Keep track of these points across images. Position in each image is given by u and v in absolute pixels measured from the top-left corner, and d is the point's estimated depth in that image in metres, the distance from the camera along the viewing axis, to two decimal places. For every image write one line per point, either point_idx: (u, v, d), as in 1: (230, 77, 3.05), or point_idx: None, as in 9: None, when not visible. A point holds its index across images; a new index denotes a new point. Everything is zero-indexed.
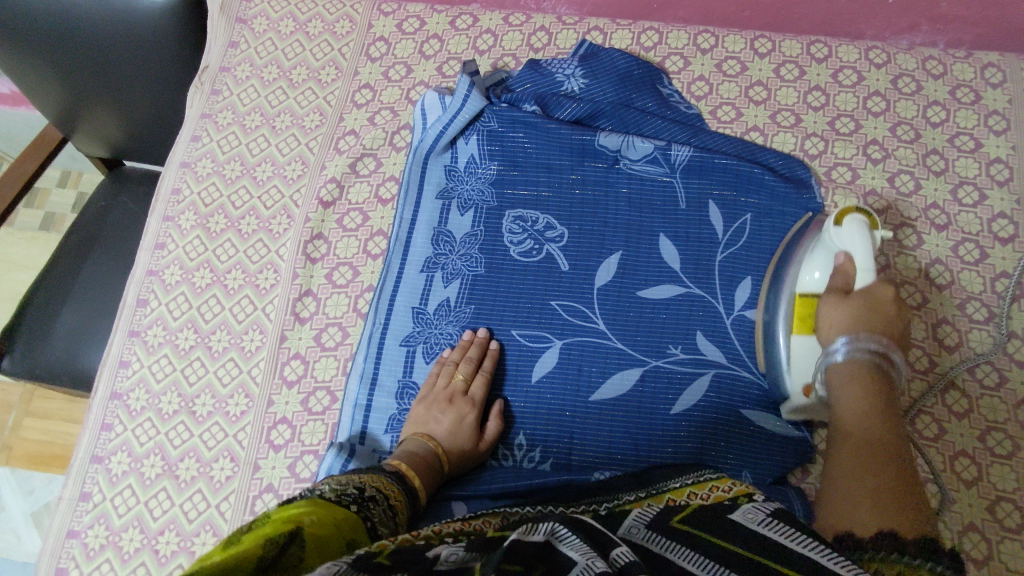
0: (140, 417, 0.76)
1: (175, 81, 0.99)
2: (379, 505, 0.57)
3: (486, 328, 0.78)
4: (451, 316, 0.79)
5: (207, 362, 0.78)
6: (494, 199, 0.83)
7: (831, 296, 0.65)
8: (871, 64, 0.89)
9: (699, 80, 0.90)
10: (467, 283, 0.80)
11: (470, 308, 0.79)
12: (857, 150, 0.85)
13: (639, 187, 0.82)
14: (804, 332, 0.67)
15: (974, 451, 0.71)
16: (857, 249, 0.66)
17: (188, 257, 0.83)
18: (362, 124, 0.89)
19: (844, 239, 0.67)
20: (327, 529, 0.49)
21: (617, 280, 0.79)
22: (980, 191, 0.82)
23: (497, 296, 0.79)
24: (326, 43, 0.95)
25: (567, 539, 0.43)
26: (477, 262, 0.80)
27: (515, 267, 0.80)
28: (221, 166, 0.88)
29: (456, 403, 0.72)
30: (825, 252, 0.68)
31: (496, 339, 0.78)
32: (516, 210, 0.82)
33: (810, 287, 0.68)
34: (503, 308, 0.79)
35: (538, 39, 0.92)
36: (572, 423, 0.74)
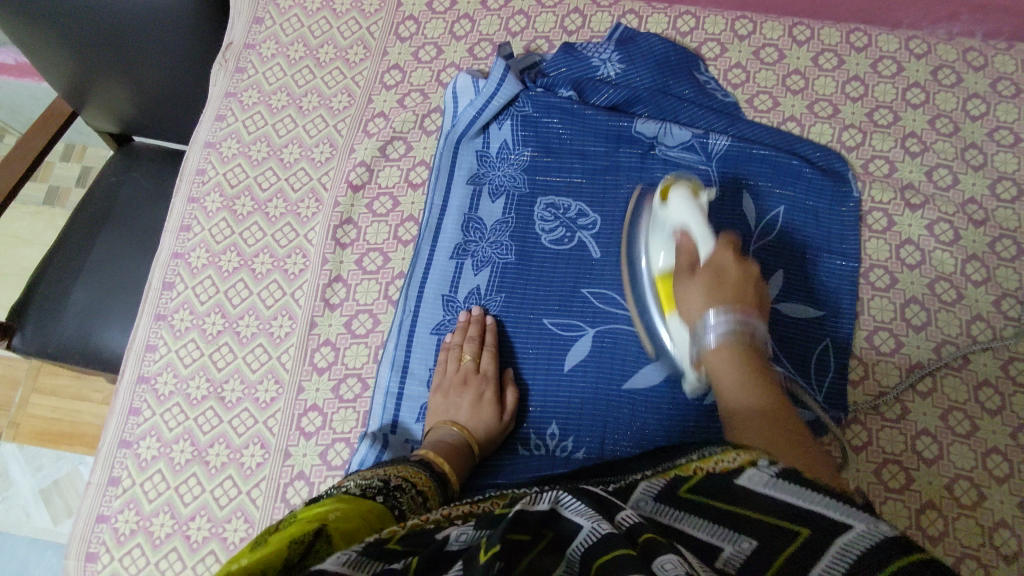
0: (168, 402, 0.75)
1: (195, 54, 0.98)
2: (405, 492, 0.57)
3: (504, 316, 0.77)
4: (483, 302, 0.78)
5: (235, 347, 0.77)
6: (527, 185, 0.81)
7: (683, 278, 0.66)
8: (911, 55, 0.87)
9: (735, 67, 0.88)
10: (498, 271, 0.78)
11: (501, 297, 0.78)
12: (895, 142, 0.84)
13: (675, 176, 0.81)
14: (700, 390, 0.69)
15: (1007, 448, 0.71)
16: (686, 218, 0.68)
17: (214, 240, 0.82)
18: (391, 106, 0.87)
19: (675, 213, 0.68)
20: (353, 523, 0.48)
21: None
22: (1019, 187, 0.81)
23: (529, 284, 0.78)
24: (354, 20, 0.92)
25: (572, 505, 0.44)
26: (508, 249, 0.79)
27: (547, 255, 0.79)
28: (246, 146, 0.86)
29: (470, 384, 0.71)
30: (664, 232, 0.70)
31: (526, 326, 0.77)
32: (549, 197, 0.81)
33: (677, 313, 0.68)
34: (534, 297, 0.78)
35: (572, 21, 0.90)
36: (604, 413, 0.73)
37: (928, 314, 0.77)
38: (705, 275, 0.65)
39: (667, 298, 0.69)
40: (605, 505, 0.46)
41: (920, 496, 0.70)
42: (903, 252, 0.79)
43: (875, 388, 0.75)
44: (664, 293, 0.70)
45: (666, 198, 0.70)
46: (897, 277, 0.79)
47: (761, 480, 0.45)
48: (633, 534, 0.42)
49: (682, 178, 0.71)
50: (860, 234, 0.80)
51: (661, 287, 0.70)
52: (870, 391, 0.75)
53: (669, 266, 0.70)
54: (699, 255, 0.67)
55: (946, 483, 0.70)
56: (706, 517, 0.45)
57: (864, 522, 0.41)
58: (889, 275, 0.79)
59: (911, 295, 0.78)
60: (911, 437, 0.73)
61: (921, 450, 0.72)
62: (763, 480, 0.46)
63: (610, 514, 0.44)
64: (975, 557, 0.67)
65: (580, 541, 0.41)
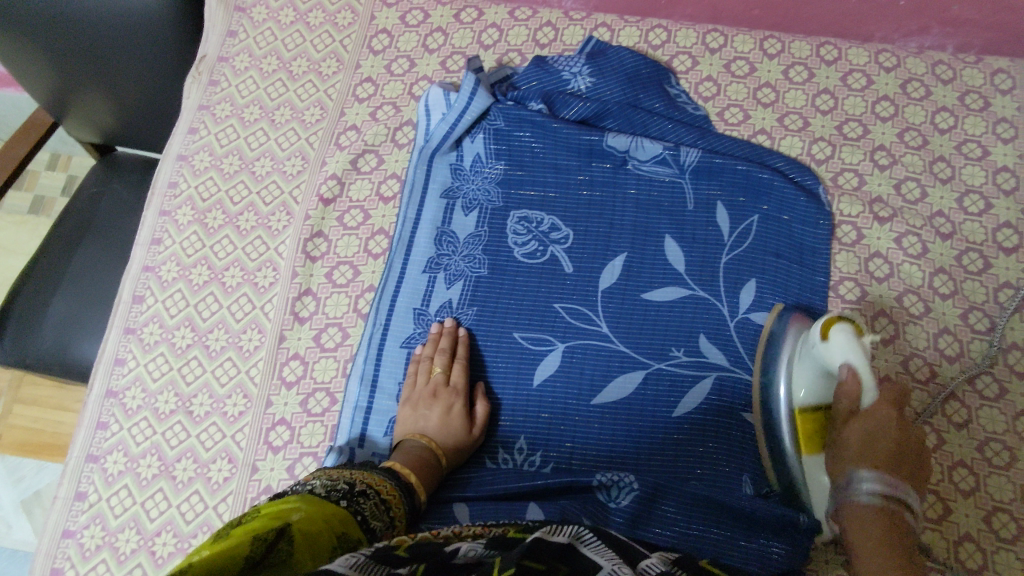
0: (136, 416, 0.75)
1: (170, 69, 1.00)
2: (366, 500, 0.56)
3: (485, 332, 0.77)
4: (453, 312, 0.78)
5: (205, 361, 0.77)
6: (500, 199, 0.81)
7: (844, 419, 0.63)
8: (881, 68, 0.88)
9: (706, 80, 0.89)
10: (471, 285, 0.78)
11: (473, 311, 0.78)
12: (864, 155, 0.84)
13: (647, 190, 0.81)
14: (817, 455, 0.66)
15: (972, 462, 0.72)
16: (847, 358, 0.62)
17: (185, 253, 0.82)
18: (363, 119, 0.87)
19: (833, 351, 0.63)
20: (317, 528, 0.48)
21: (625, 284, 0.78)
22: (986, 200, 0.81)
23: (501, 298, 0.78)
24: (327, 33, 0.92)
25: (592, 542, 0.49)
26: (481, 264, 0.79)
27: (521, 270, 0.79)
28: (218, 159, 0.86)
29: (440, 397, 0.71)
30: (810, 365, 0.66)
31: (495, 340, 0.77)
32: (523, 211, 0.81)
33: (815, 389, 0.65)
34: (506, 310, 0.77)
35: (545, 35, 0.90)
36: (573, 427, 0.73)
37: (896, 327, 0.77)
38: (855, 434, 0.61)
39: (806, 441, 0.66)
40: (622, 546, 0.51)
41: None
42: (872, 266, 0.80)
43: None
44: (804, 434, 0.66)
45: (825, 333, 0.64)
46: (866, 290, 0.79)
47: None
48: None
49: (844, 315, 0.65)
50: (831, 247, 0.80)
51: (801, 421, 0.66)
52: None
53: (813, 401, 0.66)
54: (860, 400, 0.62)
55: None
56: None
57: None
58: (859, 288, 0.79)
59: (880, 308, 0.78)
60: None
61: None
62: None
63: (631, 559, 0.49)
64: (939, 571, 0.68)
65: None
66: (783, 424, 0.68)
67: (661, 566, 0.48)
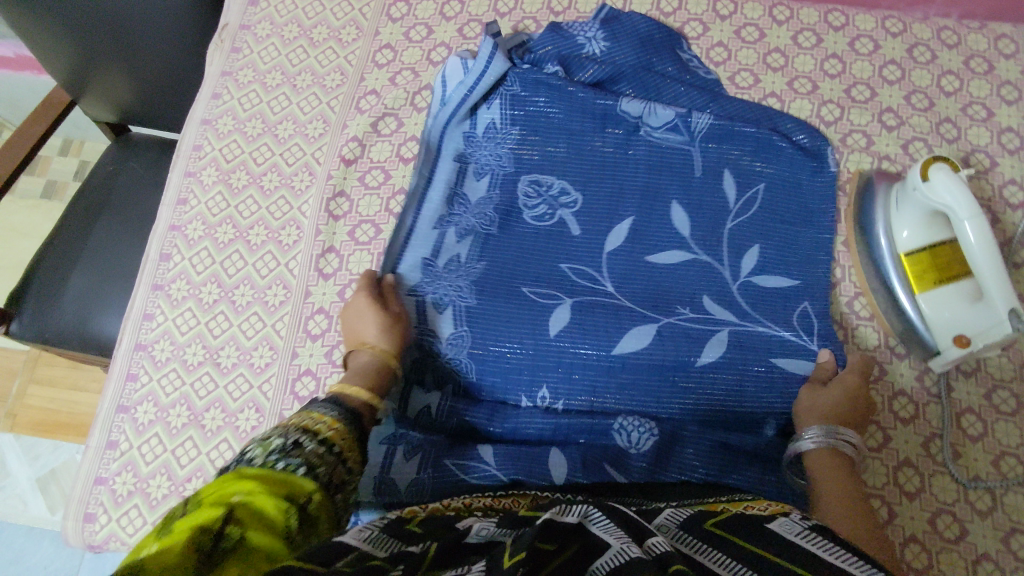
0: (165, 368, 0.77)
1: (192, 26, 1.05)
2: (305, 452, 0.49)
3: (497, 287, 0.77)
4: (467, 267, 0.79)
5: (231, 315, 0.79)
6: (513, 164, 0.83)
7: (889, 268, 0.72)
8: (887, 33, 0.90)
9: (717, 46, 0.91)
10: (481, 243, 0.80)
11: (481, 266, 0.79)
12: (872, 117, 0.86)
13: (654, 153, 0.83)
14: (930, 288, 0.72)
15: (980, 407, 0.74)
16: (946, 197, 0.69)
17: (210, 213, 0.84)
18: (383, 84, 0.89)
19: (935, 193, 0.69)
20: (265, 503, 0.43)
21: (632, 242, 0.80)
22: (991, 159, 0.83)
23: (511, 255, 0.79)
24: (347, 2, 0.94)
25: (600, 521, 0.47)
26: (492, 223, 0.81)
27: (530, 231, 0.81)
28: (241, 123, 0.88)
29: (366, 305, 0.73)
30: (919, 211, 0.73)
31: (510, 293, 0.77)
32: (534, 175, 0.83)
33: (974, 250, 0.67)
34: (517, 267, 0.79)
35: (559, 3, 0.93)
36: (585, 380, 0.74)
37: None
38: None
39: (917, 278, 0.74)
40: (633, 526, 0.48)
41: (898, 454, 0.72)
42: None
43: (854, 350, 0.77)
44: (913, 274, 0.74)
45: (925, 177, 0.71)
46: None
47: (793, 531, 0.48)
48: (663, 560, 0.42)
49: (937, 159, 0.72)
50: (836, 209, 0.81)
51: (908, 266, 0.74)
52: (848, 354, 0.77)
53: (917, 245, 0.73)
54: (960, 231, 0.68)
55: (922, 441, 0.73)
56: (722, 551, 0.46)
57: None
58: None
59: None
60: (888, 398, 0.75)
61: (898, 409, 0.74)
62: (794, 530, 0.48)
63: (638, 537, 0.46)
64: (950, 512, 0.69)
65: (605, 558, 0.42)
66: (894, 274, 0.76)
67: (666, 546, 0.44)
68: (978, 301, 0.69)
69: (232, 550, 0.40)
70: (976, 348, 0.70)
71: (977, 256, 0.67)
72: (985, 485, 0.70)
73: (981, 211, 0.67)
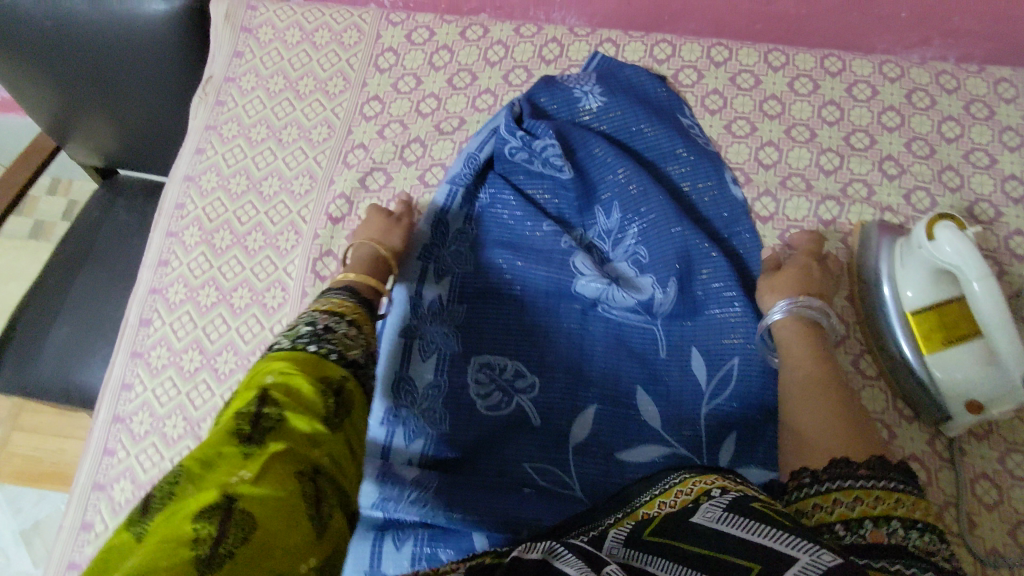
0: (144, 442, 0.74)
1: (172, 75, 1.02)
2: (337, 334, 0.57)
3: (482, 367, 0.73)
4: (447, 324, 0.76)
5: (213, 384, 0.75)
6: (510, 236, 0.80)
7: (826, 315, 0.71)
8: (885, 79, 0.88)
9: (713, 93, 0.89)
10: (465, 320, 0.76)
11: (467, 340, 0.75)
12: (872, 166, 0.84)
13: (662, 212, 0.77)
14: (939, 349, 0.69)
15: (995, 472, 0.71)
16: (955, 259, 0.66)
17: (192, 275, 0.81)
18: (371, 137, 0.86)
19: (944, 253, 0.67)
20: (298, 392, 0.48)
21: (642, 312, 0.76)
22: (996, 208, 0.81)
23: (506, 323, 0.76)
24: (333, 52, 0.92)
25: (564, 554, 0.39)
26: (484, 296, 0.77)
27: (522, 302, 0.77)
28: (225, 180, 0.85)
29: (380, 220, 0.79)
30: (926, 269, 0.70)
31: (490, 357, 0.74)
32: (532, 245, 0.79)
33: (984, 313, 0.64)
34: (501, 329, 0.76)
35: (550, 51, 0.91)
36: (584, 464, 0.70)
37: None
38: None
39: (925, 337, 0.71)
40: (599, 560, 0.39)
41: None
42: None
43: None
44: (922, 333, 0.71)
45: (931, 235, 0.68)
46: None
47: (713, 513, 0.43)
48: None
49: (943, 215, 0.69)
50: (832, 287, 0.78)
51: (916, 325, 0.71)
52: None
53: (924, 303, 0.71)
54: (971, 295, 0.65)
55: (936, 510, 0.70)
56: (675, 559, 0.40)
57: (808, 553, 0.37)
58: None
59: None
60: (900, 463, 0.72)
61: None
62: (716, 515, 0.42)
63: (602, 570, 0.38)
64: None
65: None
66: (900, 333, 0.73)
67: None
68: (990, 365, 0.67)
69: (268, 433, 0.44)
70: (988, 414, 0.68)
71: (988, 318, 0.64)
72: (1006, 559, 0.66)
73: (991, 274, 0.64)
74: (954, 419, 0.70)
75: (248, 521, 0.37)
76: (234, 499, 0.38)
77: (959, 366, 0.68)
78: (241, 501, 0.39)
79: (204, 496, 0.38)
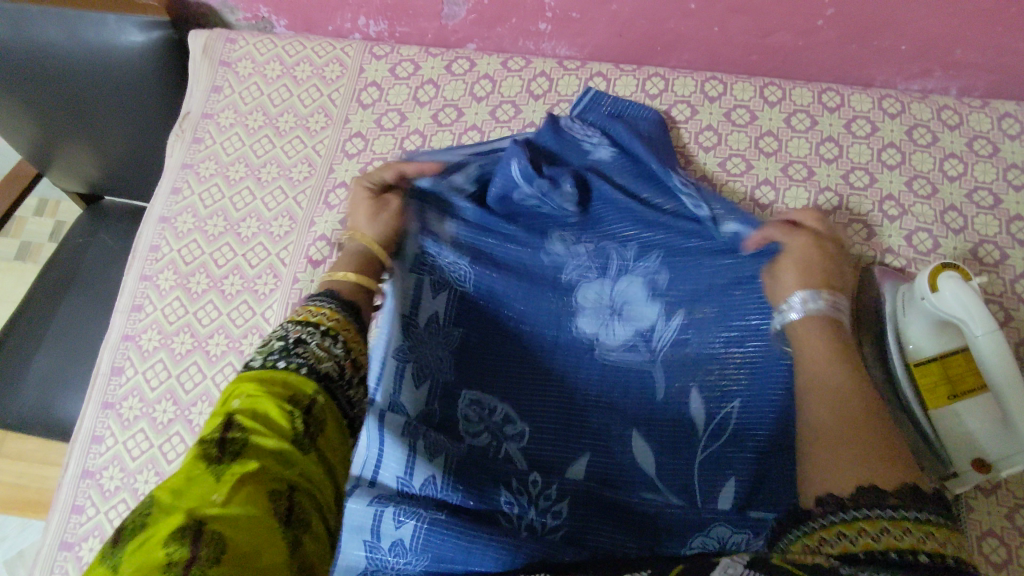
0: (114, 499, 0.71)
1: (151, 103, 1.00)
2: (311, 343, 0.50)
3: (475, 408, 0.67)
4: (434, 356, 0.69)
5: (187, 437, 0.73)
6: (502, 269, 0.74)
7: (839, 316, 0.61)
8: (885, 114, 0.86)
9: (706, 130, 0.86)
10: (453, 358, 0.70)
11: (454, 381, 0.68)
12: (872, 206, 0.81)
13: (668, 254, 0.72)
14: (944, 405, 0.66)
15: (1003, 531, 0.68)
16: (960, 312, 0.63)
17: (167, 320, 0.78)
18: (353, 176, 0.84)
19: (948, 305, 0.64)
20: (265, 410, 0.43)
21: (642, 350, 0.70)
22: (1001, 250, 0.78)
23: (498, 351, 0.71)
24: (315, 87, 0.89)
25: None
26: (475, 334, 0.72)
27: (516, 342, 0.72)
28: (202, 221, 0.83)
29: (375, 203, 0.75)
30: (928, 320, 0.67)
31: (482, 395, 0.67)
32: (527, 281, 0.74)
33: (992, 369, 0.61)
34: (495, 369, 0.70)
35: (539, 85, 0.88)
36: (586, 522, 0.59)
37: None
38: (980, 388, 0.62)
39: (928, 390, 0.67)
40: None
41: None
42: None
43: None
44: (925, 386, 0.67)
45: (934, 287, 0.66)
46: None
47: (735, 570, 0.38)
48: None
49: (946, 264, 0.67)
50: None
51: (919, 377, 0.68)
52: None
53: (926, 355, 0.67)
54: (978, 350, 0.62)
55: None
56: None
57: None
58: None
59: None
60: None
61: None
62: (738, 570, 0.38)
63: None
64: None
65: None
66: (903, 386, 0.69)
67: None
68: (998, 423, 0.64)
69: (238, 455, 0.39)
70: (998, 474, 0.65)
71: (994, 377, 0.61)
72: None
73: (999, 329, 0.62)
74: (962, 477, 0.67)
75: (220, 539, 0.34)
76: (205, 521, 0.34)
77: (968, 424, 0.65)
78: (211, 524, 0.34)
79: (173, 519, 0.34)
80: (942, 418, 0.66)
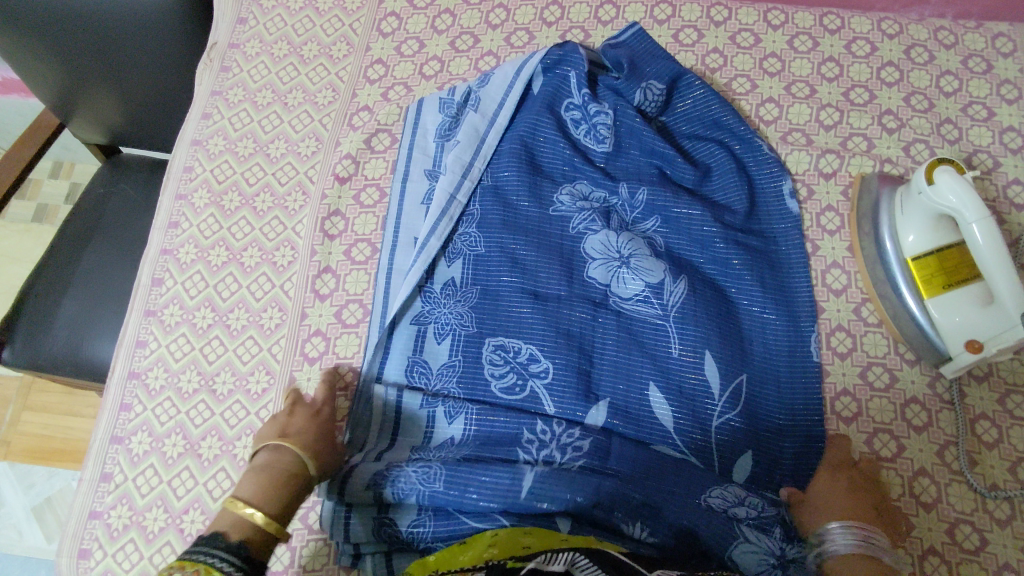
0: (159, 397, 0.75)
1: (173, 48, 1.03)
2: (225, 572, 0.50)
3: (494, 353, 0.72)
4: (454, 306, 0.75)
5: (226, 340, 0.77)
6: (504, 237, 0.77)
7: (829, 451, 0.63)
8: (884, 35, 0.89)
9: (713, 52, 0.90)
10: (469, 318, 0.74)
11: (474, 331, 0.73)
12: (872, 120, 0.85)
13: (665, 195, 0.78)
14: (939, 293, 0.71)
15: (994, 414, 0.72)
16: (954, 203, 0.67)
17: (203, 235, 0.82)
18: (375, 99, 0.88)
19: (943, 197, 0.67)
20: None
21: (654, 303, 0.73)
22: (994, 159, 0.82)
23: (515, 308, 0.74)
24: (336, 18, 0.93)
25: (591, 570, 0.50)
26: (488, 294, 0.75)
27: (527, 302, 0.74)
28: (232, 143, 0.87)
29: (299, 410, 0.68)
30: (925, 214, 0.71)
31: (506, 339, 0.72)
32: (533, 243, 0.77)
33: (982, 252, 0.65)
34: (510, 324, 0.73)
35: (551, 13, 0.91)
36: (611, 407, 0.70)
37: None
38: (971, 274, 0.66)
39: (924, 281, 0.72)
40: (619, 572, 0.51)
41: (912, 463, 0.70)
42: None
43: (862, 359, 0.75)
44: (921, 277, 0.72)
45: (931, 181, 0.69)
46: None
47: None
48: None
49: (942, 160, 0.70)
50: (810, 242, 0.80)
51: (916, 269, 0.72)
52: (857, 361, 0.75)
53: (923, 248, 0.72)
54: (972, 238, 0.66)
55: (936, 449, 0.71)
56: None
57: None
58: None
59: None
60: (900, 406, 0.73)
61: (911, 418, 0.72)
62: None
63: None
64: (969, 522, 0.68)
65: None
66: (901, 279, 0.74)
67: None
68: (988, 306, 0.68)
69: None
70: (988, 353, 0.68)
71: (984, 258, 0.65)
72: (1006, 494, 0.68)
73: (990, 215, 0.65)
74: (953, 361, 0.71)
75: None
76: None
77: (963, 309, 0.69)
78: None
79: None
80: (937, 305, 0.71)
